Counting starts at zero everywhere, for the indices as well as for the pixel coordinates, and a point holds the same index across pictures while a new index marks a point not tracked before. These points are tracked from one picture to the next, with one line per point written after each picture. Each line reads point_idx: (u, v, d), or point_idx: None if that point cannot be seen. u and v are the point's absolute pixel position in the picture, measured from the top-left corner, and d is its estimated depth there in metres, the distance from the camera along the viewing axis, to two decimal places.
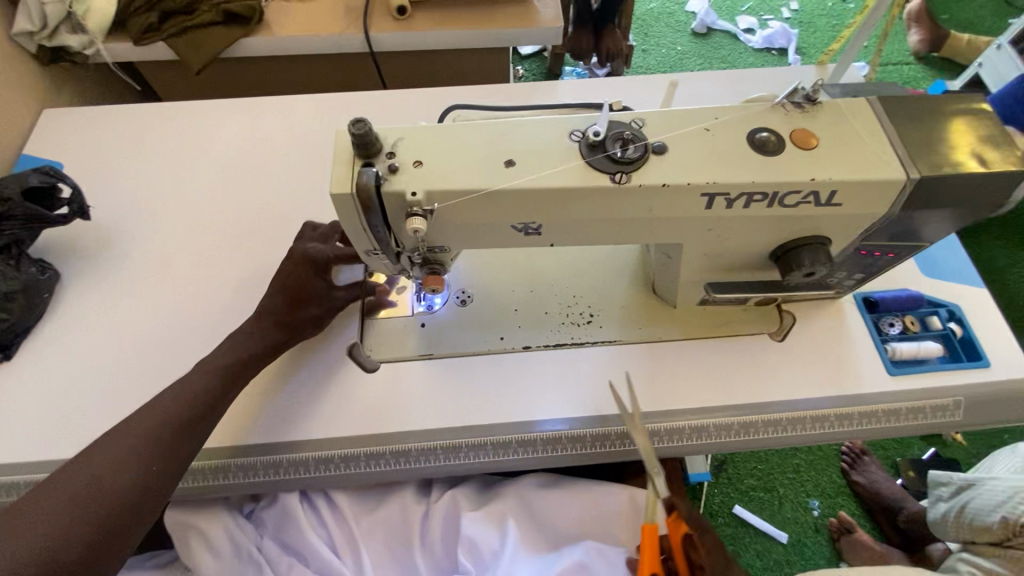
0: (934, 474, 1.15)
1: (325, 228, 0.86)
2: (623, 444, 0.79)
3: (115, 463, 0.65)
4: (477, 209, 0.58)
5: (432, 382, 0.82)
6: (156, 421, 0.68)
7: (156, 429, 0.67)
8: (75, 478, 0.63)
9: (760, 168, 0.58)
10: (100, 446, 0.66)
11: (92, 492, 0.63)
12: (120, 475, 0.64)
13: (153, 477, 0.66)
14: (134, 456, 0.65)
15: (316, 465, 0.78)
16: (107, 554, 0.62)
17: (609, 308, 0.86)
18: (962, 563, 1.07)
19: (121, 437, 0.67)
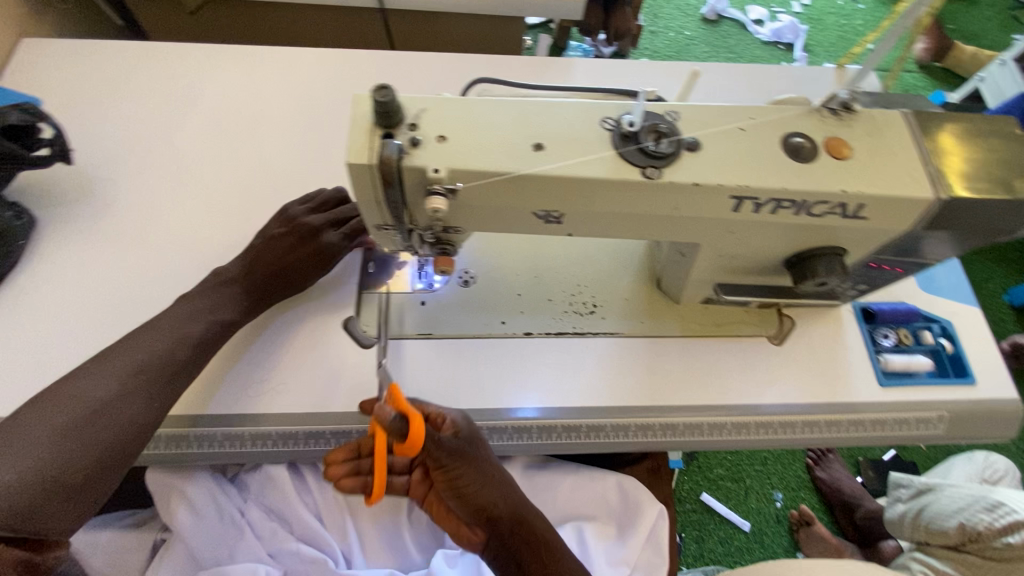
0: (897, 478, 1.20)
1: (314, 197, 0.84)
2: (616, 435, 0.78)
3: (105, 394, 0.63)
4: (500, 193, 0.56)
5: (429, 362, 0.80)
6: (146, 356, 0.67)
7: (144, 362, 0.67)
8: (64, 405, 0.62)
9: (792, 175, 0.56)
10: (83, 377, 0.64)
11: (83, 419, 0.61)
12: (106, 407, 0.63)
13: (148, 409, 0.65)
14: (125, 388, 0.64)
15: (309, 439, 0.76)
16: (98, 482, 0.61)
17: (613, 299, 0.85)
18: (915, 561, 1.12)
19: (108, 370, 0.65)
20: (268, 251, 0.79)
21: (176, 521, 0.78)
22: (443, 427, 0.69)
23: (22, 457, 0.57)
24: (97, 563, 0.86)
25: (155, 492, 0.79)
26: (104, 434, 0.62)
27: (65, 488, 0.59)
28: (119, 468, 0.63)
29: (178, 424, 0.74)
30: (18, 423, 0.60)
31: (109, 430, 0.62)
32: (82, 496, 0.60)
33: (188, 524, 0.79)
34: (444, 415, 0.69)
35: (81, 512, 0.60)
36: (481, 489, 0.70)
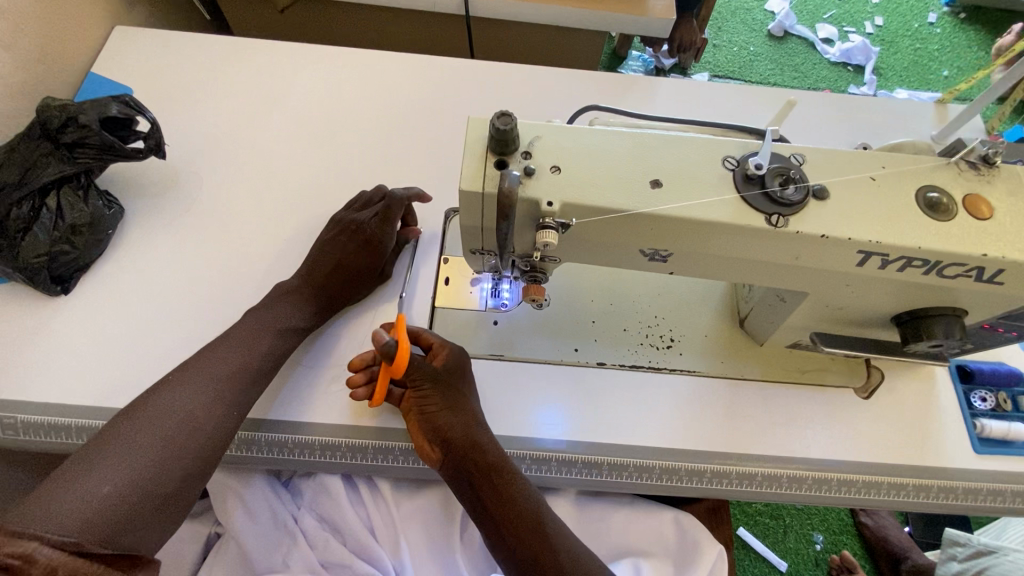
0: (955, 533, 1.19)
1: (369, 195, 0.84)
2: (690, 480, 0.74)
3: (192, 405, 0.64)
4: (612, 229, 0.53)
5: (500, 385, 0.78)
6: (230, 367, 0.68)
7: (226, 374, 0.67)
8: (155, 418, 0.62)
9: (928, 232, 0.52)
10: (165, 391, 0.64)
11: (174, 432, 0.61)
12: (193, 417, 0.63)
13: (231, 419, 0.66)
14: (206, 401, 0.64)
15: (375, 454, 0.74)
16: (187, 491, 0.61)
17: (691, 335, 0.82)
18: None
19: (189, 382, 0.65)
20: (319, 255, 0.79)
21: (234, 522, 0.78)
22: (438, 355, 0.73)
23: (117, 470, 0.58)
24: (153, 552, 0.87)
25: (217, 491, 0.79)
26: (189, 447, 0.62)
27: (159, 500, 0.59)
28: (206, 477, 0.63)
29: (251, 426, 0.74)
30: (108, 437, 0.60)
31: (196, 444, 0.62)
32: (172, 510, 0.60)
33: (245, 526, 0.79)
34: (444, 346, 0.74)
35: (171, 523, 0.60)
36: (445, 414, 0.69)
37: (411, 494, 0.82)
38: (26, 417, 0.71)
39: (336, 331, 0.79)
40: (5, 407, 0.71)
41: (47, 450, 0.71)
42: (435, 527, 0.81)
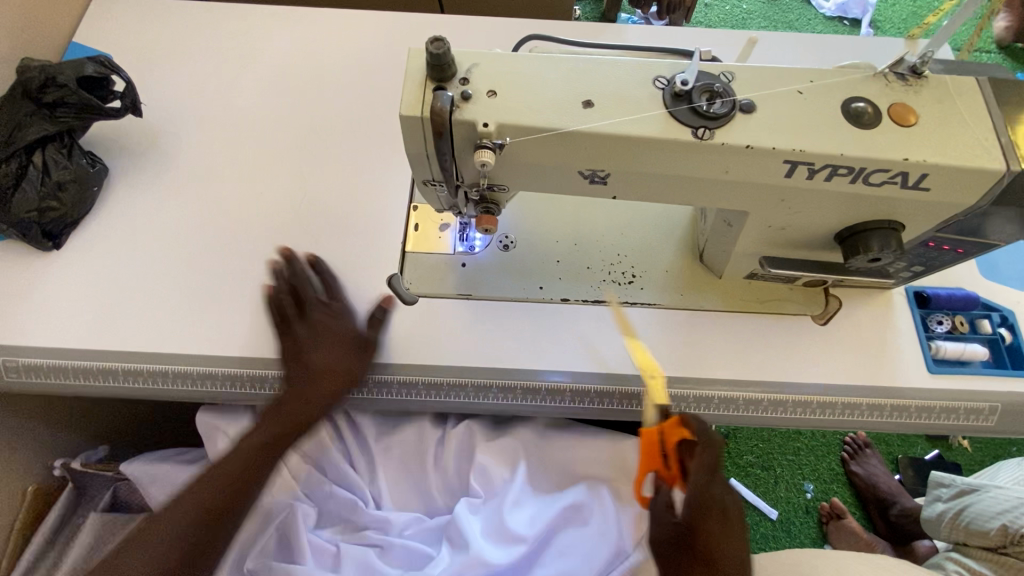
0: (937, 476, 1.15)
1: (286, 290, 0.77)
2: (647, 404, 0.79)
3: (197, 505, 0.69)
4: (548, 149, 0.56)
5: (467, 321, 0.81)
6: (240, 469, 0.71)
7: (237, 479, 0.71)
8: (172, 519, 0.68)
9: (850, 140, 0.55)
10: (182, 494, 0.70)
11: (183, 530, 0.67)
12: (192, 520, 0.68)
13: (219, 526, 0.69)
14: (219, 490, 0.70)
15: (350, 387, 0.78)
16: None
17: (652, 270, 0.85)
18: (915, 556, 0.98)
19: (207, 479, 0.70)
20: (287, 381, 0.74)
21: (227, 458, 0.84)
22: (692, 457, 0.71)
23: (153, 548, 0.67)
24: (155, 492, 0.93)
25: (213, 434, 0.86)
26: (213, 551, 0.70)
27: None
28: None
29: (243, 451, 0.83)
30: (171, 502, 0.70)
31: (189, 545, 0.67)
32: None
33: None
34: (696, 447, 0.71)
35: None
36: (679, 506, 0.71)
37: (390, 430, 0.87)
38: (26, 361, 0.77)
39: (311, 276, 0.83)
40: (7, 352, 0.77)
41: (47, 390, 0.77)
42: (411, 457, 0.86)
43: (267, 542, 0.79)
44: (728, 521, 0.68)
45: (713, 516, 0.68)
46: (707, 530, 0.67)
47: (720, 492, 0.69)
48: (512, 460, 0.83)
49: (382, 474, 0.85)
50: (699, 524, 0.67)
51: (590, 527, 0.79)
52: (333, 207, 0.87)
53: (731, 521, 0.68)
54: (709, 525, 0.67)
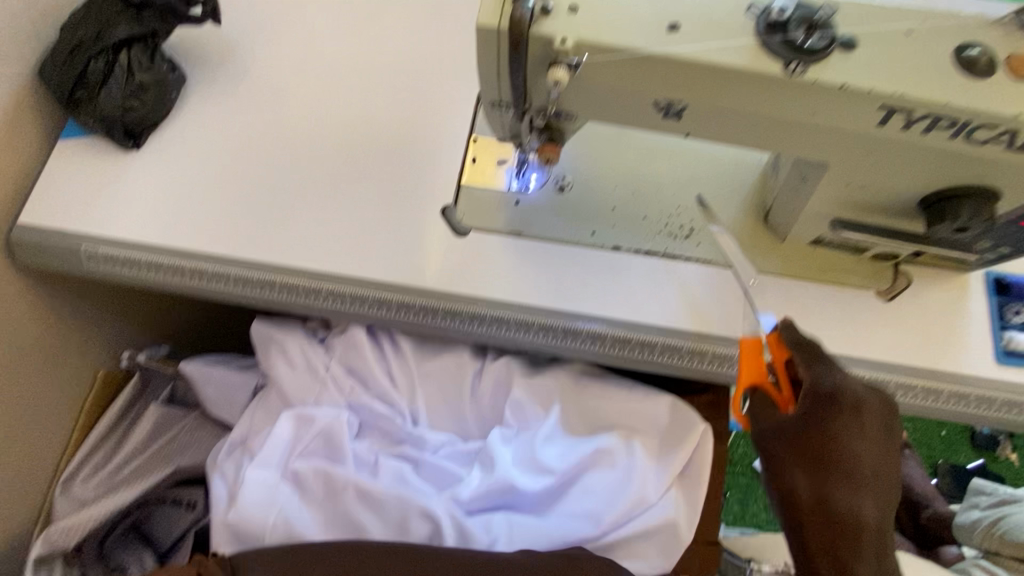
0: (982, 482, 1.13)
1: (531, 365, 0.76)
2: (689, 359, 0.77)
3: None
4: (625, 74, 0.54)
5: (516, 258, 0.81)
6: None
7: None
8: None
9: (957, 89, 0.50)
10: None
11: None
12: None
13: None
14: None
15: (398, 308, 0.81)
16: None
17: (712, 226, 0.82)
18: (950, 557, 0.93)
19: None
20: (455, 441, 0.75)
21: (278, 367, 0.88)
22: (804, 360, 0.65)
23: None
24: (208, 392, 0.99)
25: (266, 341, 0.90)
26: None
27: None
28: None
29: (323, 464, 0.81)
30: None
31: None
32: None
33: (285, 370, 0.88)
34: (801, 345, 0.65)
35: None
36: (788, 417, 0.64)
37: (432, 357, 0.89)
38: (104, 250, 0.82)
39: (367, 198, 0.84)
40: (88, 239, 0.82)
41: (121, 279, 0.83)
42: (449, 385, 0.88)
43: (315, 444, 0.83)
44: (862, 420, 0.62)
45: (843, 413, 0.62)
46: (835, 429, 0.61)
47: (848, 385, 0.63)
48: (548, 399, 0.85)
49: (421, 397, 0.88)
50: (829, 423, 0.62)
51: (620, 471, 0.79)
52: (394, 132, 0.87)
53: (866, 421, 0.62)
54: (842, 425, 0.62)
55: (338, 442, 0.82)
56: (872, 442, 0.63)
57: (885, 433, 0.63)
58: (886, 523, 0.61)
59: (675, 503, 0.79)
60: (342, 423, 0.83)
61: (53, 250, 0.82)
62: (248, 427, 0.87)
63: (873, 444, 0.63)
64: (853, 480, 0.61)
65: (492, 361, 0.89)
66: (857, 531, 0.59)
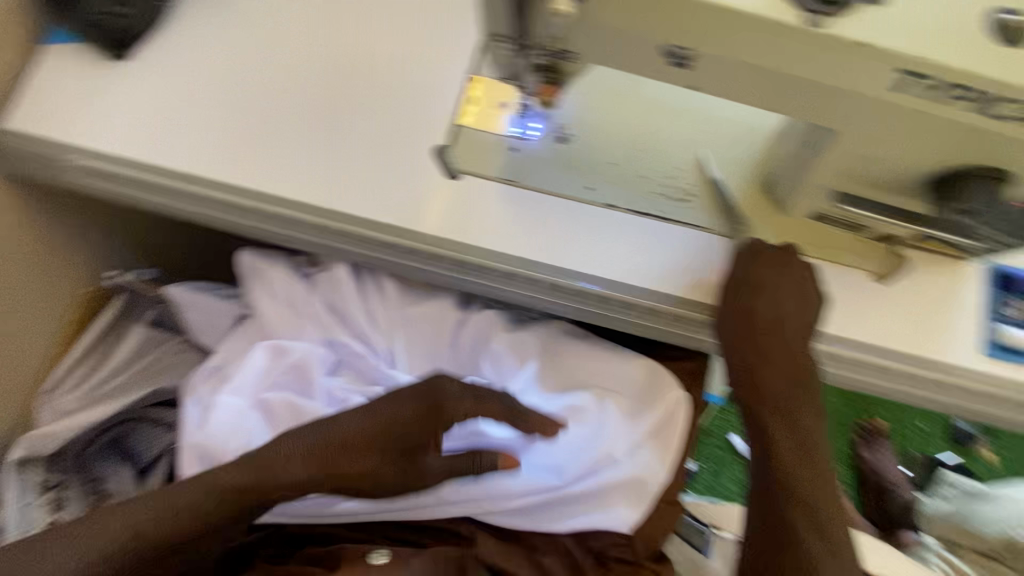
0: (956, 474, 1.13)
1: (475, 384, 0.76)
2: (670, 323, 0.77)
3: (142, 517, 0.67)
4: (632, 13, 0.50)
5: (505, 207, 0.78)
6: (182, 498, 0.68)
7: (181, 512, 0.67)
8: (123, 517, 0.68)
9: (987, 55, 0.47)
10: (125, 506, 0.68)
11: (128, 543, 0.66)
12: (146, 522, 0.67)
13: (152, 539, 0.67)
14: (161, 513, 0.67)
15: (384, 248, 0.79)
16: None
17: (712, 192, 0.79)
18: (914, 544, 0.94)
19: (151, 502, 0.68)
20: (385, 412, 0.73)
21: (261, 298, 0.88)
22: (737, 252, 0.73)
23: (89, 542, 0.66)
24: (193, 316, 0.98)
25: (247, 274, 0.89)
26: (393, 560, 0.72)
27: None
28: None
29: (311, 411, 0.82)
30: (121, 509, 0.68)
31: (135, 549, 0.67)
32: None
33: (266, 302, 0.87)
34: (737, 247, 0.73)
35: None
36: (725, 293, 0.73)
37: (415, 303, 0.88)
38: (89, 163, 0.80)
39: (358, 131, 0.80)
40: (71, 151, 0.80)
41: (106, 194, 0.83)
42: (427, 331, 0.87)
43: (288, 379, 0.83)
44: (778, 275, 0.70)
45: (765, 273, 0.71)
46: (758, 287, 0.70)
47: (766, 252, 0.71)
48: (526, 352, 0.84)
49: (398, 338, 0.87)
50: (754, 285, 0.71)
51: (586, 428, 0.78)
52: (393, 64, 0.83)
53: (784, 279, 0.70)
54: (760, 289, 0.70)
55: (310, 379, 0.83)
56: (793, 297, 0.70)
57: (805, 285, 0.70)
58: (805, 356, 0.70)
59: (646, 459, 0.78)
60: (314, 358, 0.83)
61: (41, 158, 0.81)
62: (228, 353, 0.87)
63: (797, 297, 0.70)
64: (771, 329, 0.70)
65: (476, 311, 0.88)
66: (781, 360, 0.70)
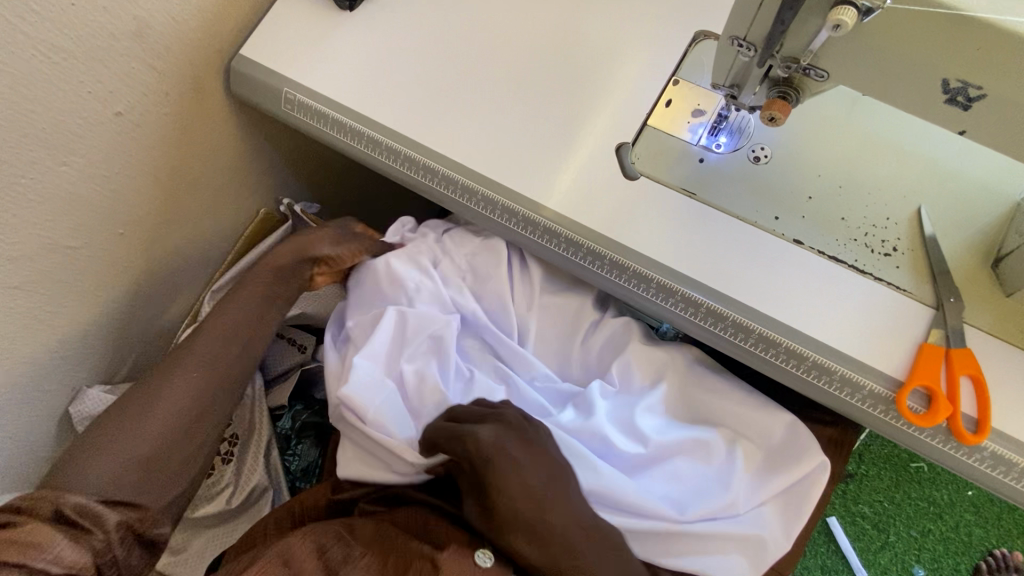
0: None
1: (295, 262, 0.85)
2: (839, 390, 0.66)
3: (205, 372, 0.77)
4: (923, 36, 0.47)
5: (681, 218, 0.74)
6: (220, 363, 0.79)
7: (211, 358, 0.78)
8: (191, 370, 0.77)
9: None
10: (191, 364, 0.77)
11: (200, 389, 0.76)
12: (204, 364, 0.77)
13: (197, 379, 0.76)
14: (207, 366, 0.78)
15: (542, 234, 0.77)
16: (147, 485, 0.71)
17: (922, 252, 0.70)
18: None
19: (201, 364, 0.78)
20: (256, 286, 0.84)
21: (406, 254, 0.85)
22: (482, 436, 0.68)
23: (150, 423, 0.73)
24: None
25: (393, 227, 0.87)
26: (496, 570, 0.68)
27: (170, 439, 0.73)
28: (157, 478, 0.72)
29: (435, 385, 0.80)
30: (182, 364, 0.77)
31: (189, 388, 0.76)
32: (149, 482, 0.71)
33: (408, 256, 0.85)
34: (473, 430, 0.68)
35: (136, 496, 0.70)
36: (511, 481, 0.66)
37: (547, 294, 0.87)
38: (300, 98, 0.87)
39: (547, 115, 0.80)
40: (290, 84, 0.87)
41: (305, 130, 0.89)
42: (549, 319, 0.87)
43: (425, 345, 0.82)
44: (523, 464, 0.67)
45: (508, 471, 0.66)
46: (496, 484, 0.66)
47: (481, 438, 0.67)
48: (657, 372, 0.81)
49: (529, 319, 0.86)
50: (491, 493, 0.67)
51: (710, 468, 0.75)
52: (590, 56, 0.83)
53: (524, 457, 0.68)
54: (502, 482, 0.66)
55: (445, 351, 0.82)
56: (530, 473, 0.67)
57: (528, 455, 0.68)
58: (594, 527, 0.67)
59: (766, 520, 0.74)
60: (449, 328, 0.82)
61: (261, 86, 0.88)
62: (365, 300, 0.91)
63: (529, 468, 0.67)
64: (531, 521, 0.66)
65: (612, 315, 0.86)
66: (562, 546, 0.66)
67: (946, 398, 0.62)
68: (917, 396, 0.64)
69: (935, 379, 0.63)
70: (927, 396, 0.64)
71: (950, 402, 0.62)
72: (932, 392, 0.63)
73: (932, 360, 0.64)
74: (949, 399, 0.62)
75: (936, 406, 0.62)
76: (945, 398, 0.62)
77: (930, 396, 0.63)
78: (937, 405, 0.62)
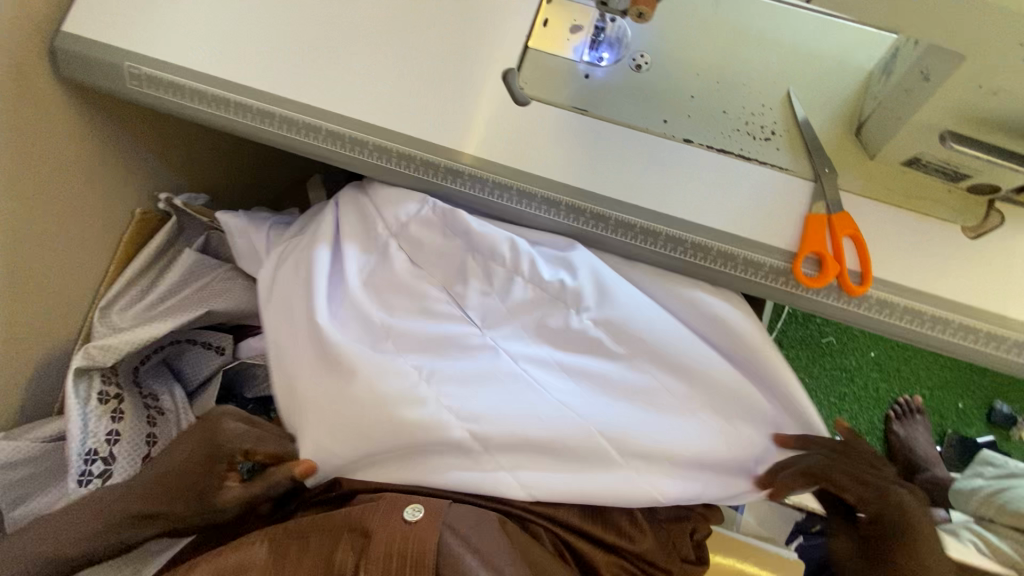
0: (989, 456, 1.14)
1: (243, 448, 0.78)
2: (744, 271, 0.71)
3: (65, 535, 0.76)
4: None
5: (576, 136, 0.74)
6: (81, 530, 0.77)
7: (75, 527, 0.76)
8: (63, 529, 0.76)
9: None
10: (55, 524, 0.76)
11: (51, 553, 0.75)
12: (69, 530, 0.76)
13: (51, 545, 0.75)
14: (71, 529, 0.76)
15: (445, 175, 0.75)
16: None
17: (796, 130, 0.75)
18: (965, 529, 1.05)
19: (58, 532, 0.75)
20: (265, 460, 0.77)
21: (511, 425, 0.71)
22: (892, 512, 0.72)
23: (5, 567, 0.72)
24: (241, 248, 0.94)
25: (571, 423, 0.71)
26: (426, 523, 0.66)
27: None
28: None
29: (729, 442, 0.74)
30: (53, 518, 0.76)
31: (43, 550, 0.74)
32: None
33: (495, 402, 0.72)
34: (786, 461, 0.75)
35: None
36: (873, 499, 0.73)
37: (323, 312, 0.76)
38: (148, 70, 0.77)
39: (427, 51, 0.77)
40: (132, 56, 0.77)
41: (162, 107, 0.79)
42: (379, 264, 0.79)
43: (733, 480, 0.75)
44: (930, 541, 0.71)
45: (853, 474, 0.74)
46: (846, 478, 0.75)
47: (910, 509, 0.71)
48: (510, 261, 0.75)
49: (393, 347, 0.76)
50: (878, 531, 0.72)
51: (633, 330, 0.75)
52: None
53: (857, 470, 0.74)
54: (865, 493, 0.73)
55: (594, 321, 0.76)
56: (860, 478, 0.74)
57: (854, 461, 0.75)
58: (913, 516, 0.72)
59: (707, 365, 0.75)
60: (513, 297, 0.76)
61: (95, 62, 0.77)
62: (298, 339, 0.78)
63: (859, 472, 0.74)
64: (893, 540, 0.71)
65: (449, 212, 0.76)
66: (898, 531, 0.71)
67: (830, 259, 0.69)
68: (809, 262, 0.70)
69: (820, 246, 0.69)
70: (816, 261, 0.70)
71: (834, 263, 0.68)
72: (821, 256, 0.69)
73: (818, 228, 0.70)
74: (835, 262, 0.69)
75: (827, 270, 0.68)
76: (832, 260, 0.69)
77: (818, 263, 0.70)
78: (828, 270, 0.68)
